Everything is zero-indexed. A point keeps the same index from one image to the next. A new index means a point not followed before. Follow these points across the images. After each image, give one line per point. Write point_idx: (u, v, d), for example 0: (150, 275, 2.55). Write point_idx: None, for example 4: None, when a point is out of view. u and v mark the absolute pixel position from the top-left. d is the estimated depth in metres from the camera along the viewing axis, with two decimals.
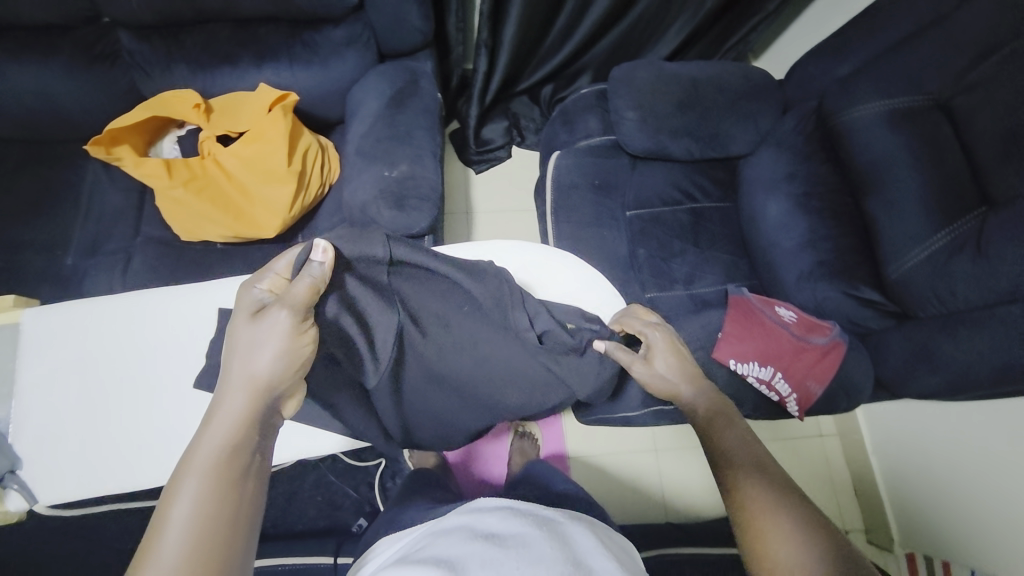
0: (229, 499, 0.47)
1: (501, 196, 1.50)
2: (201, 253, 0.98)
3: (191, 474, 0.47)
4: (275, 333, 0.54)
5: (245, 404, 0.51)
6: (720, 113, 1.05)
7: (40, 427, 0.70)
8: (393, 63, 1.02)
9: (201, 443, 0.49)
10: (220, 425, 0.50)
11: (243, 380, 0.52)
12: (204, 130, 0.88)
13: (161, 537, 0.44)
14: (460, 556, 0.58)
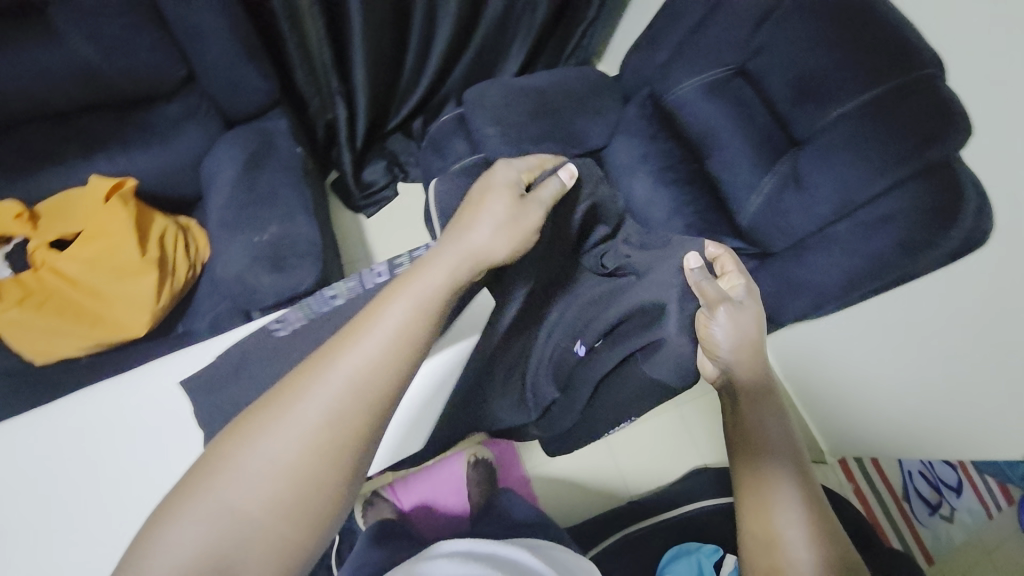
0: (414, 338, 0.52)
1: (398, 233, 1.50)
2: (64, 371, 0.87)
3: (402, 299, 0.53)
4: (487, 228, 0.60)
5: (408, 314, 0.53)
6: (571, 114, 1.14)
7: None
8: (242, 128, 0.99)
9: (423, 277, 0.55)
10: (379, 329, 0.51)
11: (415, 292, 0.54)
12: (33, 239, 0.80)
13: (363, 339, 0.50)
14: None
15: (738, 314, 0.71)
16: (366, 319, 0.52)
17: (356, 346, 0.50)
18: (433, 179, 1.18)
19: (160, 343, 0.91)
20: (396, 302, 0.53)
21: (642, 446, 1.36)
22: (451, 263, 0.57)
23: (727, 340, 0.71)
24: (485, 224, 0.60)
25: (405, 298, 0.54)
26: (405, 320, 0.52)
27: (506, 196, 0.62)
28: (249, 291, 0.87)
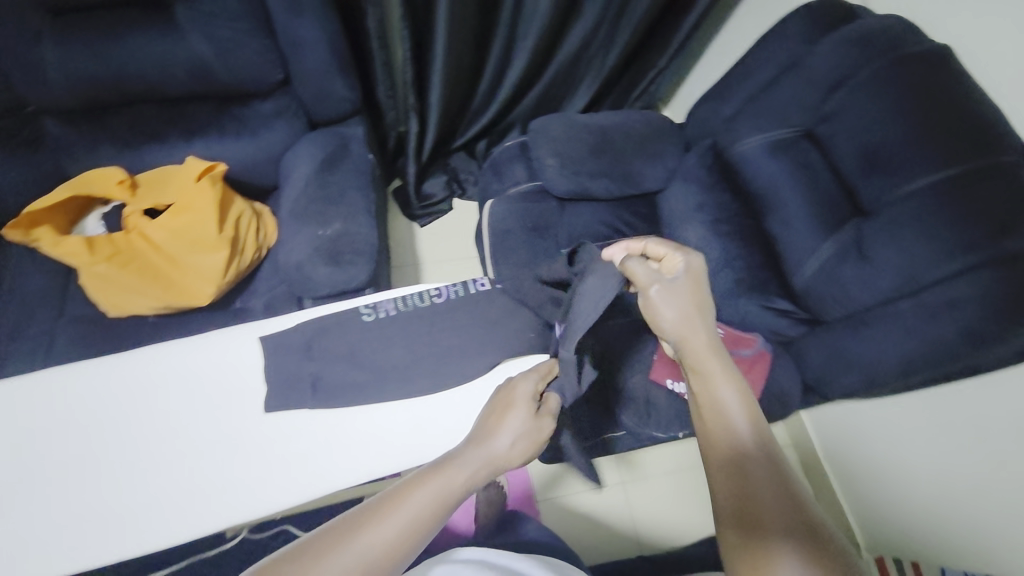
0: (414, 537, 0.52)
1: (447, 245, 1.55)
2: (132, 326, 0.95)
3: (420, 493, 0.55)
4: (511, 430, 0.63)
5: (428, 505, 0.54)
6: (632, 155, 1.16)
7: None
8: (323, 130, 1.08)
9: (441, 473, 0.57)
10: (398, 513, 0.52)
11: (436, 487, 0.56)
12: (128, 205, 0.88)
13: (372, 519, 0.52)
14: None
15: (674, 293, 0.70)
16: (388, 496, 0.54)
17: (376, 528, 0.51)
18: (489, 200, 1.22)
19: (218, 313, 0.98)
20: (418, 494, 0.55)
21: (658, 497, 1.32)
22: (474, 465, 0.59)
23: (672, 317, 0.69)
24: (507, 433, 0.63)
25: (427, 490, 0.55)
26: (426, 511, 0.54)
27: (523, 402, 0.65)
28: (306, 280, 0.93)
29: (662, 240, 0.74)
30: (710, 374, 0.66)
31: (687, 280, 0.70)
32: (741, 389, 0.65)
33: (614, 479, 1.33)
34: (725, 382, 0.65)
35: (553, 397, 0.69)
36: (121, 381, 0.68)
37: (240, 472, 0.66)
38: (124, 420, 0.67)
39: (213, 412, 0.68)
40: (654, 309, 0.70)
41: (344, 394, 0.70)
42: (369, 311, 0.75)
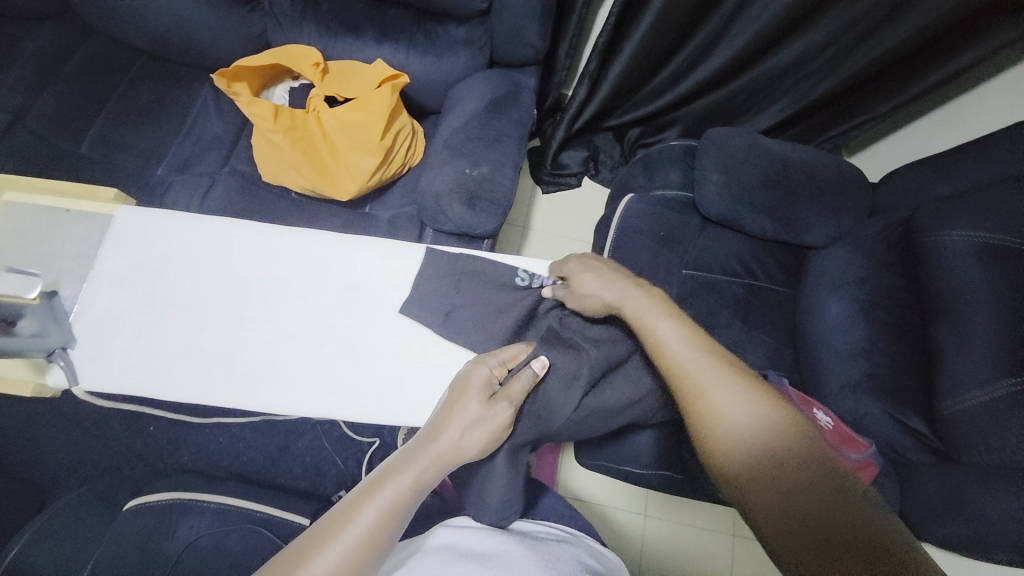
0: (365, 556, 0.51)
1: (561, 221, 1.51)
2: (276, 197, 1.03)
3: (365, 510, 0.53)
4: (466, 420, 0.59)
5: (376, 520, 0.52)
6: (804, 199, 1.03)
7: (102, 313, 0.68)
8: (501, 72, 1.06)
9: (387, 484, 0.55)
10: (344, 538, 0.51)
11: (383, 500, 0.54)
12: (316, 88, 0.92)
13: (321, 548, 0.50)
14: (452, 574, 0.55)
15: (594, 266, 0.72)
16: (336, 519, 0.52)
17: (321, 555, 0.50)
18: (628, 193, 1.16)
19: (350, 211, 1.03)
20: (363, 511, 0.53)
21: (675, 545, 1.26)
22: (419, 466, 0.56)
23: (601, 289, 0.70)
24: (455, 427, 0.58)
25: (373, 505, 0.53)
26: (373, 528, 0.52)
27: (463, 389, 0.61)
28: (438, 211, 0.93)
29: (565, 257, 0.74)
30: (646, 317, 0.65)
31: (582, 264, 0.73)
32: (676, 317, 0.64)
33: (637, 508, 1.28)
34: (659, 316, 0.64)
35: (526, 373, 0.64)
36: (268, 247, 0.73)
37: (343, 372, 0.69)
38: (258, 286, 0.71)
39: (332, 307, 0.72)
40: (583, 291, 0.71)
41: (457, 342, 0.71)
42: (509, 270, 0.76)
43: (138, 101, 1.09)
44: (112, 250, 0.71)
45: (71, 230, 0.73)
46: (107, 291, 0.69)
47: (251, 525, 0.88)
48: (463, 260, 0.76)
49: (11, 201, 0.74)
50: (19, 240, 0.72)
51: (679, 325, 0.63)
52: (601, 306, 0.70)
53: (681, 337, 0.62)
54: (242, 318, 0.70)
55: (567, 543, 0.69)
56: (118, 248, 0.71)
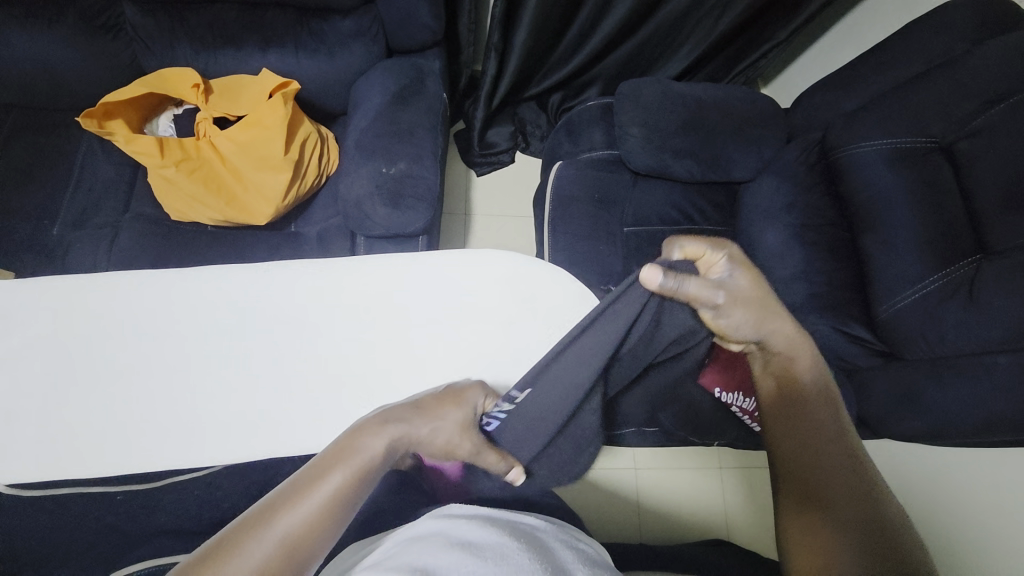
0: (330, 519, 0.46)
1: (502, 200, 1.49)
2: (192, 234, 0.96)
3: (339, 468, 0.49)
4: (442, 427, 0.57)
5: (346, 480, 0.49)
6: (726, 137, 1.04)
7: (13, 397, 0.64)
8: (400, 60, 1.01)
9: (366, 445, 0.51)
10: (317, 494, 0.47)
11: (358, 462, 0.50)
12: (202, 111, 0.85)
13: (291, 505, 0.46)
14: (438, 563, 0.48)
15: (746, 299, 0.61)
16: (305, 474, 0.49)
17: (293, 510, 0.46)
18: (558, 161, 1.14)
19: (274, 234, 0.98)
20: (333, 472, 0.49)
21: (669, 489, 1.30)
22: (391, 434, 0.53)
23: (739, 321, 0.61)
24: (428, 425, 0.56)
25: (347, 465, 0.50)
26: (344, 489, 0.48)
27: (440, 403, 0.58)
28: (363, 217, 0.90)
29: (687, 240, 0.59)
30: (790, 347, 0.63)
31: (736, 274, 0.60)
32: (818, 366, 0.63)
33: (627, 463, 1.32)
34: (800, 356, 0.63)
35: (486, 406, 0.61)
36: (179, 294, 0.69)
37: (291, 404, 0.67)
38: (177, 336, 0.68)
39: (260, 343, 0.69)
40: (721, 322, 0.62)
41: (405, 349, 0.70)
42: (447, 264, 0.74)
43: (14, 159, 1.00)
44: (10, 331, 0.66)
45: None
46: (13, 374, 0.65)
47: None
48: (390, 267, 0.73)
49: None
50: None
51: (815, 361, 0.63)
52: (740, 333, 0.62)
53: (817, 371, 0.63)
54: (163, 374, 0.66)
55: (551, 531, 0.63)
56: (16, 325, 0.67)
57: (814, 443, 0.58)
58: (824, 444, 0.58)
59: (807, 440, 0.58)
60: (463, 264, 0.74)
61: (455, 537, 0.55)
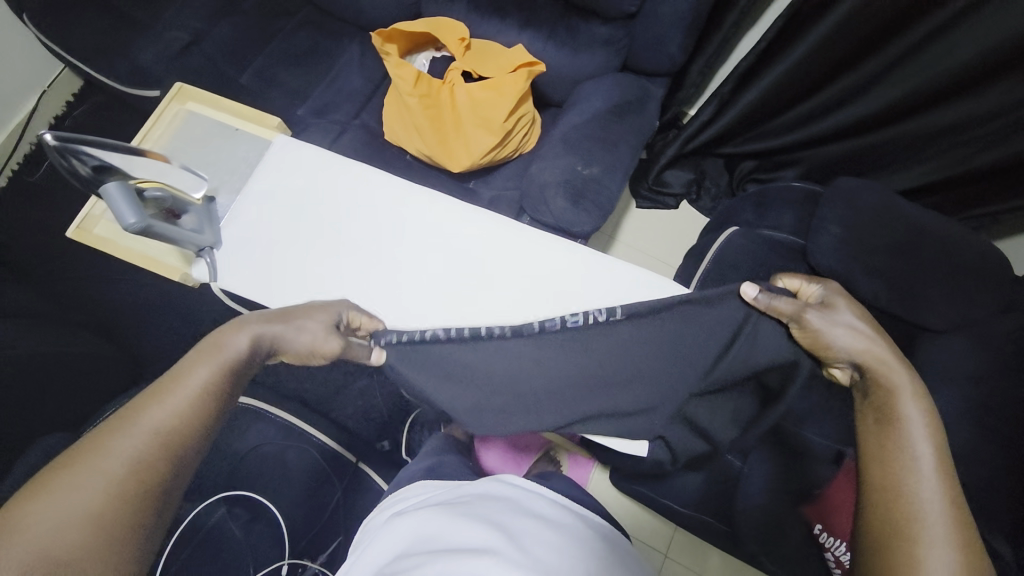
0: (198, 412, 0.51)
1: (650, 238, 1.48)
2: (395, 156, 1.09)
3: (208, 362, 0.54)
4: (308, 326, 0.62)
5: (211, 376, 0.53)
6: (934, 276, 0.93)
7: (246, 226, 0.76)
8: (631, 77, 1.05)
9: (230, 339, 0.57)
10: (184, 389, 0.51)
11: (228, 357, 0.55)
12: (456, 61, 0.97)
13: (162, 400, 0.50)
14: (515, 526, 0.64)
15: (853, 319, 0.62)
16: (171, 376, 0.52)
17: (156, 407, 0.49)
18: (732, 226, 1.10)
19: (455, 184, 1.08)
20: (202, 366, 0.54)
21: None
22: (257, 330, 0.59)
23: (843, 337, 0.61)
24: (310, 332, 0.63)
25: (211, 362, 0.54)
26: (208, 382, 0.53)
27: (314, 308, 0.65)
28: (541, 202, 0.95)
29: (789, 275, 0.68)
30: (886, 379, 0.59)
31: (838, 297, 0.65)
32: (924, 400, 0.58)
33: (659, 547, 1.23)
34: (906, 392, 0.58)
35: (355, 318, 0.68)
36: (387, 201, 0.78)
37: None
38: (369, 233, 0.77)
39: (425, 268, 0.76)
40: (825, 332, 0.62)
41: None
42: (615, 276, 0.75)
43: (294, 44, 1.19)
44: (264, 174, 0.79)
45: (236, 146, 0.85)
46: (252, 209, 0.77)
47: (309, 446, 0.96)
48: (559, 255, 0.77)
49: (192, 110, 0.89)
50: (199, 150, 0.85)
51: (927, 412, 0.56)
52: (844, 350, 0.61)
53: (925, 419, 0.57)
54: (354, 261, 0.75)
55: (603, 527, 0.76)
56: (269, 170, 0.79)
57: (911, 534, 0.51)
58: (936, 537, 0.51)
59: (900, 525, 0.53)
60: (633, 284, 0.75)
61: (523, 504, 0.71)
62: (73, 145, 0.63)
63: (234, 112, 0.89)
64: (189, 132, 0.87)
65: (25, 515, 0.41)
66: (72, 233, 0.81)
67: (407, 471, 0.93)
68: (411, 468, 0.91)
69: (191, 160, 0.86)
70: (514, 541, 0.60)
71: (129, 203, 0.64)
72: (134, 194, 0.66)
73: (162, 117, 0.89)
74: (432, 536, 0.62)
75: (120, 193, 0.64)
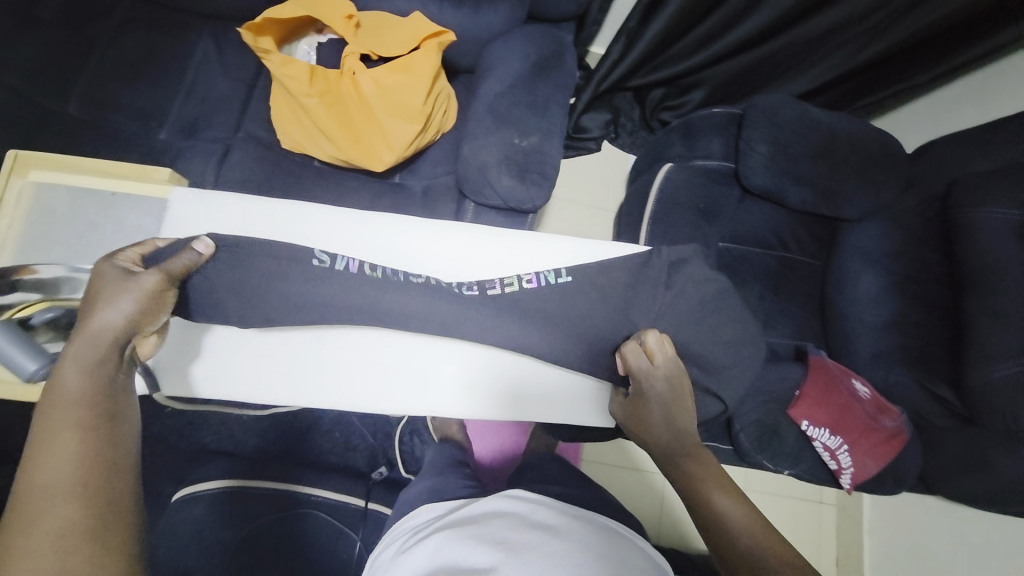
0: (92, 444, 0.43)
1: (580, 187, 1.47)
2: (301, 166, 0.94)
3: (65, 408, 0.44)
4: (112, 303, 0.51)
5: (79, 413, 0.44)
6: (847, 173, 1.02)
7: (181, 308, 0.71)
8: (541, 28, 0.97)
9: (66, 379, 0.46)
10: (57, 443, 0.42)
11: (74, 395, 0.45)
12: (350, 45, 0.83)
13: (39, 467, 0.41)
14: (519, 538, 0.59)
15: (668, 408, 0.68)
16: (28, 468, 0.40)
17: (40, 475, 0.40)
18: (665, 163, 1.11)
19: (382, 183, 0.97)
20: (59, 414, 0.44)
21: None
22: (83, 354, 0.48)
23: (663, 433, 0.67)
24: (110, 305, 0.51)
25: (68, 408, 0.44)
26: (82, 419, 0.44)
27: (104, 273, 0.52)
28: (484, 184, 0.88)
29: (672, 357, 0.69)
30: (700, 484, 0.61)
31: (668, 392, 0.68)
32: (669, 403, 0.68)
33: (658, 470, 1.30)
34: (652, 407, 0.68)
35: (188, 252, 0.61)
36: (322, 236, 0.73)
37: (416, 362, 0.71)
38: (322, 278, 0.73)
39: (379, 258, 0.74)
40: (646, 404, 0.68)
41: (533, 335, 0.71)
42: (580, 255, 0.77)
43: (125, 52, 0.95)
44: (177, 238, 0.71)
45: (122, 215, 0.76)
46: None
47: (308, 508, 0.91)
48: (523, 250, 0.77)
49: (37, 181, 0.75)
50: (77, 229, 0.75)
51: (732, 491, 0.59)
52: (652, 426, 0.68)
53: (669, 424, 0.67)
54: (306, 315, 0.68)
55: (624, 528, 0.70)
56: (177, 229, 0.71)
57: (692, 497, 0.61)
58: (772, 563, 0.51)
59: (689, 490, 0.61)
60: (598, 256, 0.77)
61: (530, 517, 0.65)
62: None
63: (94, 172, 0.77)
64: (50, 214, 0.75)
65: None
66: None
67: (405, 496, 0.88)
68: (411, 491, 0.86)
69: (65, 248, 0.75)
70: (523, 555, 0.55)
71: (19, 346, 0.54)
72: (18, 332, 0.54)
73: (4, 202, 0.74)
74: (439, 566, 0.56)
75: (7, 336, 0.53)
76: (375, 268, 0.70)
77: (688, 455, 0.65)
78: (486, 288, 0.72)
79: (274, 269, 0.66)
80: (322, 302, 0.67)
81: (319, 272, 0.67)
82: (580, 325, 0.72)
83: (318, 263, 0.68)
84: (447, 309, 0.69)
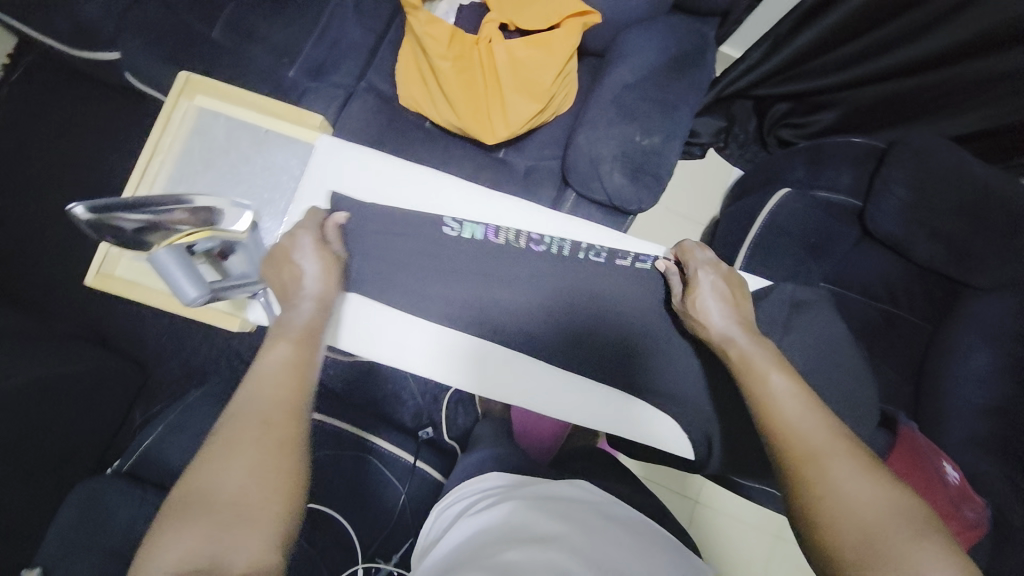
0: (293, 380, 0.55)
1: (674, 192, 1.41)
2: (412, 125, 0.95)
3: (284, 343, 0.58)
4: (310, 269, 0.64)
5: (289, 350, 0.57)
6: (992, 236, 0.92)
7: None
8: (685, 21, 0.91)
9: (293, 322, 0.61)
10: (266, 367, 0.55)
11: (292, 333, 0.59)
12: (492, 13, 0.84)
13: (253, 384, 0.54)
14: (591, 525, 0.59)
15: (718, 294, 0.67)
16: (250, 383, 0.54)
17: (252, 391, 0.53)
18: (782, 186, 1.03)
19: (486, 155, 0.96)
20: (277, 347, 0.57)
21: (724, 535, 1.26)
22: (303, 308, 0.62)
23: (720, 318, 0.66)
24: (316, 268, 0.64)
25: (284, 342, 0.58)
26: (285, 358, 0.56)
27: (320, 253, 0.65)
28: (594, 176, 0.85)
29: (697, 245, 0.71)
30: (758, 365, 0.60)
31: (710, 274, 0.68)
32: (722, 292, 0.67)
33: (692, 494, 1.28)
34: (708, 299, 0.67)
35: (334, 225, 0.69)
36: (440, 205, 0.77)
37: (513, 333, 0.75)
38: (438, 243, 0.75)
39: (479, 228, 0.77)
40: (700, 299, 0.67)
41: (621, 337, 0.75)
42: None
43: None
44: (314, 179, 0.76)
45: (271, 154, 0.81)
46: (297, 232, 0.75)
47: (360, 452, 0.96)
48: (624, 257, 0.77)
49: (202, 106, 0.82)
50: (230, 158, 0.81)
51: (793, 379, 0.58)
52: (713, 321, 0.66)
53: (729, 314, 0.66)
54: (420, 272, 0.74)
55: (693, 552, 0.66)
56: (316, 172, 0.76)
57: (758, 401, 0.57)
58: (830, 448, 0.51)
59: (759, 391, 0.58)
60: None
61: (600, 507, 0.65)
62: (111, 212, 0.52)
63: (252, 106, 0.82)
64: (207, 139, 0.81)
65: (180, 525, 0.44)
66: (95, 281, 0.77)
67: (462, 464, 0.91)
68: (468, 461, 0.88)
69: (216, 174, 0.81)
70: (591, 541, 0.55)
71: (189, 273, 0.59)
72: (188, 257, 0.60)
73: (170, 121, 0.81)
74: (511, 524, 0.58)
75: (178, 264, 0.58)
76: (498, 230, 0.74)
77: (762, 354, 0.61)
78: (615, 258, 0.74)
79: (416, 232, 0.73)
80: (449, 262, 0.73)
81: (451, 238, 0.73)
82: (614, 317, 0.75)
83: (448, 230, 0.73)
84: (488, 259, 0.73)
